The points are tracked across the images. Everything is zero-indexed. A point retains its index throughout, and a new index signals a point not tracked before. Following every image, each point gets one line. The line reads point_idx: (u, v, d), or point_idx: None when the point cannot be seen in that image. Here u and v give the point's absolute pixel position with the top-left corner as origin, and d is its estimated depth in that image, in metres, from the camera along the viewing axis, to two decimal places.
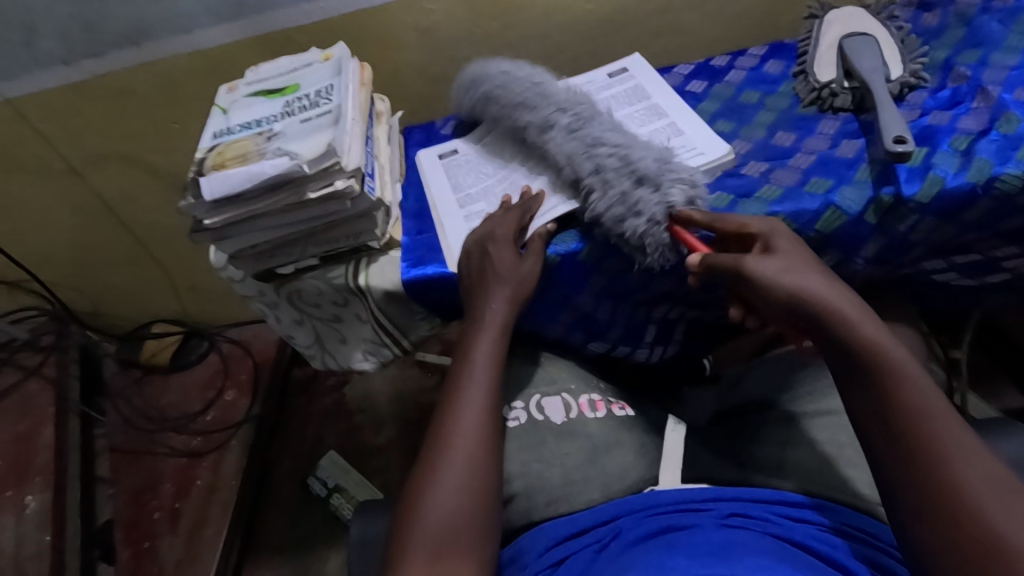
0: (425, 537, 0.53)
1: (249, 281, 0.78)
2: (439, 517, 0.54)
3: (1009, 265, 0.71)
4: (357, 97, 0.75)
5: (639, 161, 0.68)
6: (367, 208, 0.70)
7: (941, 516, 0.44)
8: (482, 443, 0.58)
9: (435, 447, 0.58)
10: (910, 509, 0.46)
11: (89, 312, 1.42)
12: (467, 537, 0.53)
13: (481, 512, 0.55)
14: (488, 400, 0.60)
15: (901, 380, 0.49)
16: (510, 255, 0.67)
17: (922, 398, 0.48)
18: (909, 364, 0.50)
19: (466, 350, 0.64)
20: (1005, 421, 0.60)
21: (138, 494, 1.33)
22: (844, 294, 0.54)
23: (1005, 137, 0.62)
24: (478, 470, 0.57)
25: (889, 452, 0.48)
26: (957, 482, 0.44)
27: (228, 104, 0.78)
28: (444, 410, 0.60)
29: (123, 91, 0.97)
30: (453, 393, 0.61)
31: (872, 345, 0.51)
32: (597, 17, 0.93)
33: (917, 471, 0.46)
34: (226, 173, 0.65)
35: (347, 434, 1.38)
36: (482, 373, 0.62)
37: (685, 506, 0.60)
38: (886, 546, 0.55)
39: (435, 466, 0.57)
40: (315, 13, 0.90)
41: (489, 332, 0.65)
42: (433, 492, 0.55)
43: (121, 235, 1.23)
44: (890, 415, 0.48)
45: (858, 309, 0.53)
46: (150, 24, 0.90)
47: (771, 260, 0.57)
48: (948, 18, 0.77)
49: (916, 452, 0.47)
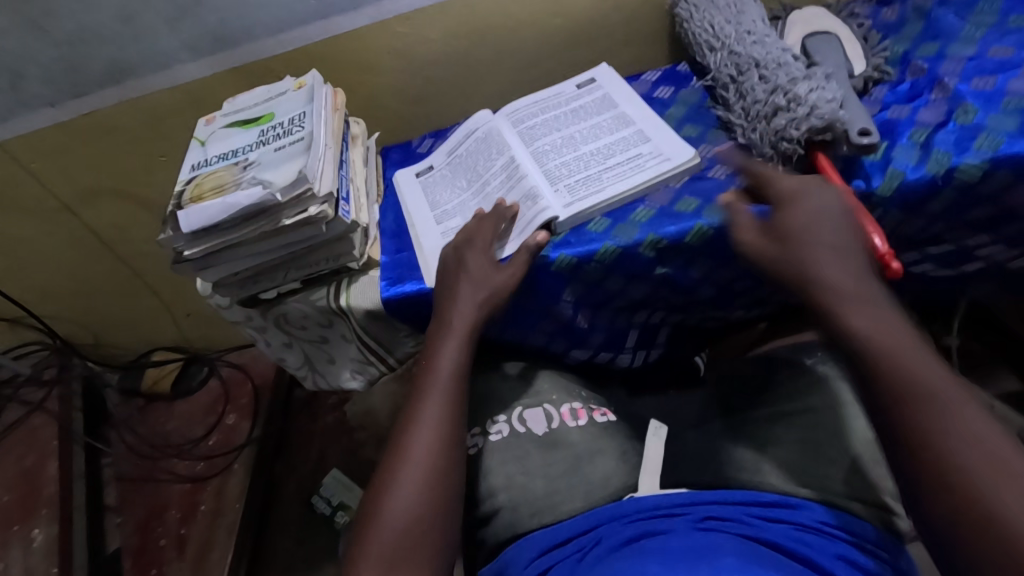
0: (382, 543, 0.54)
1: (235, 308, 0.80)
2: (396, 525, 0.55)
3: (981, 254, 0.71)
4: (330, 123, 0.77)
5: (768, 92, 0.68)
6: (343, 230, 0.71)
7: (929, 478, 0.46)
8: (442, 452, 0.59)
9: (395, 455, 0.60)
10: (925, 504, 0.46)
11: (90, 344, 1.46)
12: (425, 544, 0.55)
13: (437, 520, 0.56)
14: (451, 408, 0.62)
15: (893, 355, 0.50)
16: (491, 263, 0.69)
17: (935, 389, 0.48)
18: (906, 334, 0.51)
19: (431, 355, 0.66)
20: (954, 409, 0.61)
21: (145, 522, 1.34)
22: (856, 269, 0.54)
23: (962, 128, 0.63)
24: (438, 475, 0.58)
25: (892, 422, 0.49)
26: (952, 457, 0.45)
27: (205, 136, 0.80)
28: (407, 418, 0.62)
29: (110, 127, 1.00)
30: (417, 401, 0.63)
31: (875, 323, 0.51)
32: (564, 30, 0.96)
33: (936, 442, 0.46)
34: (203, 205, 0.67)
35: (350, 451, 1.42)
36: (446, 379, 0.63)
37: (665, 511, 0.61)
38: (866, 543, 0.57)
39: (394, 477, 0.58)
40: (289, 43, 0.92)
41: (455, 339, 0.66)
42: (391, 502, 0.56)
43: (117, 267, 1.26)
44: (908, 430, 0.48)
45: (858, 282, 0.54)
46: (131, 63, 0.92)
47: (802, 207, 0.58)
48: (906, 13, 0.78)
49: (908, 417, 0.48)
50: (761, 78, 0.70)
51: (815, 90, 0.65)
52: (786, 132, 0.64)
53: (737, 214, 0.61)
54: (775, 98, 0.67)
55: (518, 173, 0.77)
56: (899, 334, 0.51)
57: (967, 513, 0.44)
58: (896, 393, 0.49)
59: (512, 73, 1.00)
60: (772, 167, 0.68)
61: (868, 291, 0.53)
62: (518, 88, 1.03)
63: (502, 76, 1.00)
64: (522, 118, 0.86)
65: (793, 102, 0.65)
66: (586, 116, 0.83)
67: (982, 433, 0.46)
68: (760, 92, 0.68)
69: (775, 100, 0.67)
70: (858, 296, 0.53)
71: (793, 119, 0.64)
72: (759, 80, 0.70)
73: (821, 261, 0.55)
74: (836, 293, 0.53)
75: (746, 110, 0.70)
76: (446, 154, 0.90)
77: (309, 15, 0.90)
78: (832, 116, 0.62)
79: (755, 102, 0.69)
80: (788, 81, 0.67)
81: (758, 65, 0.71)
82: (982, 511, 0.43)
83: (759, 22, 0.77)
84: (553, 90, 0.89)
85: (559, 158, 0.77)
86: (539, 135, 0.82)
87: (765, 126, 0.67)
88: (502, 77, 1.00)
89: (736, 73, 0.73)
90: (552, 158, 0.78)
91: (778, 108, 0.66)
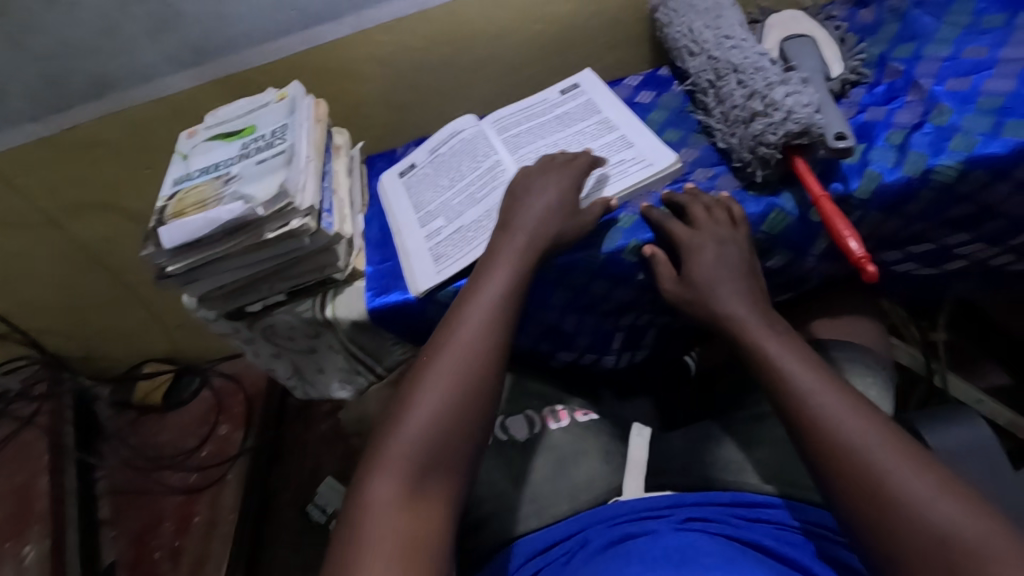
0: (407, 437, 0.54)
1: (221, 321, 0.80)
2: (423, 422, 0.54)
3: (962, 251, 0.72)
4: (311, 135, 0.77)
5: (745, 98, 0.68)
6: (326, 242, 0.71)
7: (852, 485, 0.47)
8: (478, 360, 0.58)
9: (432, 354, 0.59)
10: (846, 513, 0.47)
11: (80, 357, 1.45)
12: (452, 446, 0.54)
13: (462, 441, 0.55)
14: (497, 317, 0.61)
15: (796, 380, 0.52)
16: (557, 205, 0.67)
17: (829, 408, 0.50)
18: (806, 359, 0.54)
19: (480, 278, 0.64)
20: (950, 405, 0.59)
21: (140, 535, 1.33)
22: (754, 300, 0.60)
23: (938, 129, 0.64)
24: (470, 396, 0.57)
25: (805, 441, 0.50)
26: (869, 464, 0.46)
27: (187, 149, 0.80)
28: (448, 322, 0.61)
29: (94, 141, 0.99)
30: (462, 306, 0.62)
31: (782, 356, 0.54)
32: (546, 36, 0.96)
33: (854, 454, 0.47)
34: (184, 221, 0.66)
35: (345, 458, 1.43)
36: (494, 288, 0.62)
37: (649, 513, 0.61)
38: (828, 531, 0.58)
39: (425, 376, 0.57)
40: (270, 54, 0.92)
41: (509, 251, 0.65)
42: (419, 399, 0.56)
43: (105, 279, 1.25)
44: (818, 443, 0.49)
45: (767, 322, 0.58)
46: (112, 77, 0.92)
47: (707, 250, 0.62)
48: (882, 14, 0.79)
49: (820, 433, 0.49)
50: (740, 83, 0.70)
51: (791, 95, 0.65)
52: (764, 137, 0.64)
53: (658, 265, 0.66)
54: (752, 104, 0.67)
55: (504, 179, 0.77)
56: (801, 362, 0.54)
57: (886, 517, 0.45)
58: (805, 411, 0.51)
59: (495, 79, 1.00)
60: (749, 171, 0.68)
61: (775, 324, 0.58)
62: (502, 94, 1.03)
63: (486, 81, 1.00)
64: (509, 123, 0.86)
65: (770, 106, 0.65)
66: (571, 123, 0.83)
67: (883, 439, 0.47)
68: (738, 97, 0.69)
69: (753, 105, 0.67)
70: (757, 321, 0.58)
71: (769, 125, 0.64)
72: (737, 86, 0.70)
73: (724, 301, 0.60)
74: (738, 323, 0.58)
75: (727, 114, 0.71)
76: (430, 149, 0.89)
77: (290, 25, 0.90)
78: (807, 121, 0.62)
79: (735, 107, 0.69)
80: (766, 85, 0.67)
81: (736, 70, 0.72)
82: (864, 471, 0.46)
83: (737, 26, 0.77)
84: (537, 96, 0.89)
85: None
86: (524, 143, 0.82)
87: (743, 131, 0.67)
88: (485, 82, 1.00)
89: (717, 77, 0.74)
90: None
91: (755, 113, 0.66)
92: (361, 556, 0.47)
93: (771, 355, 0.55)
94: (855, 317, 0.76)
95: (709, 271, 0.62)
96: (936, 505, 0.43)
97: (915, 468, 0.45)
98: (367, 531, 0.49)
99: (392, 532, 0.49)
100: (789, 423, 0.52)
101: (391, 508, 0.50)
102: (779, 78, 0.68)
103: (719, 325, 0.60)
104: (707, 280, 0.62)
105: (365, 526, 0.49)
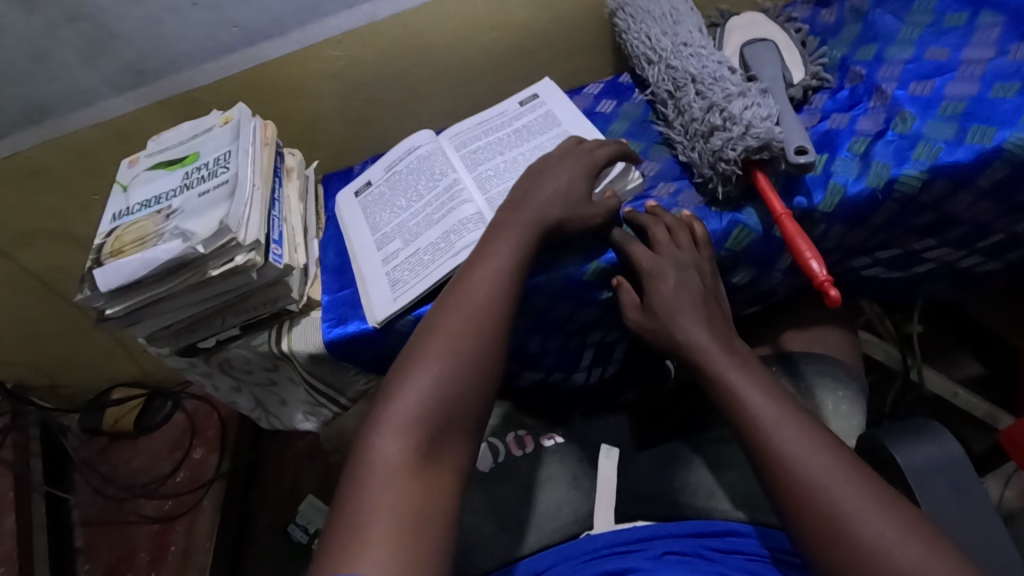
0: (408, 408, 0.50)
1: (175, 357, 0.76)
2: (427, 396, 0.51)
3: (930, 256, 0.71)
4: (259, 160, 0.74)
5: (704, 111, 0.66)
6: (275, 276, 0.68)
7: (817, 521, 0.45)
8: (484, 334, 0.55)
9: (435, 325, 0.56)
10: (813, 553, 0.46)
11: (45, 386, 1.40)
12: (463, 420, 0.52)
13: (470, 410, 0.52)
14: (505, 289, 0.58)
15: (758, 414, 0.51)
16: (566, 186, 0.64)
17: (791, 444, 0.48)
18: (768, 391, 0.52)
19: (482, 251, 0.61)
20: (918, 418, 0.57)
21: (114, 567, 1.28)
22: (716, 327, 0.58)
23: (901, 137, 0.62)
24: (479, 365, 0.54)
25: (769, 477, 0.49)
26: (834, 504, 0.45)
27: (128, 180, 0.76)
28: (451, 294, 0.58)
29: (35, 169, 0.95)
30: (466, 278, 0.59)
31: (745, 388, 0.53)
32: (503, 43, 0.93)
33: (816, 493, 0.46)
34: (120, 263, 0.63)
35: (325, 475, 1.41)
36: (499, 260, 0.60)
37: (623, 548, 0.60)
38: (788, 555, 0.57)
39: (426, 346, 0.54)
40: (216, 72, 0.88)
41: (516, 226, 0.62)
42: (422, 370, 0.52)
43: (62, 308, 1.21)
44: (782, 481, 0.48)
45: (730, 350, 0.56)
46: (48, 102, 0.87)
47: (667, 278, 0.60)
48: (844, 14, 0.77)
49: (783, 469, 0.48)
50: (699, 95, 0.68)
51: (749, 108, 0.63)
52: (723, 152, 0.62)
53: (623, 295, 0.64)
54: (710, 117, 0.65)
55: (461, 197, 0.74)
56: (765, 395, 0.52)
57: (852, 557, 0.44)
58: (767, 449, 0.49)
59: (454, 89, 0.97)
60: (711, 187, 0.66)
61: (740, 353, 0.56)
62: (462, 104, 1.00)
63: (444, 92, 0.97)
64: (466, 139, 0.83)
65: (728, 120, 0.63)
66: (530, 136, 0.80)
67: (846, 473, 0.46)
68: (696, 110, 0.67)
69: (712, 118, 0.65)
70: (719, 349, 0.56)
71: (728, 140, 0.62)
72: (697, 97, 0.68)
73: (685, 328, 0.58)
74: (702, 351, 0.56)
75: (687, 127, 0.69)
76: (387, 165, 0.86)
77: (233, 42, 0.86)
78: (767, 135, 0.60)
79: (694, 120, 0.67)
80: (724, 97, 0.65)
81: (694, 80, 0.70)
82: (826, 510, 0.45)
83: (695, 32, 0.75)
84: (496, 109, 0.86)
85: (501, 184, 0.75)
86: (482, 159, 0.79)
87: (703, 145, 0.65)
88: (444, 93, 0.97)
89: (676, 87, 0.71)
90: (495, 184, 0.75)
91: (715, 127, 0.64)
92: (369, 521, 0.44)
93: (733, 387, 0.53)
94: (821, 326, 0.75)
95: (673, 296, 0.60)
96: (899, 548, 0.43)
97: (877, 508, 0.44)
98: (370, 501, 0.45)
99: (398, 498, 0.45)
100: (753, 458, 0.50)
101: (398, 476, 0.47)
102: (738, 89, 0.66)
103: (681, 353, 0.58)
104: (669, 309, 0.60)
105: (367, 493, 0.46)
